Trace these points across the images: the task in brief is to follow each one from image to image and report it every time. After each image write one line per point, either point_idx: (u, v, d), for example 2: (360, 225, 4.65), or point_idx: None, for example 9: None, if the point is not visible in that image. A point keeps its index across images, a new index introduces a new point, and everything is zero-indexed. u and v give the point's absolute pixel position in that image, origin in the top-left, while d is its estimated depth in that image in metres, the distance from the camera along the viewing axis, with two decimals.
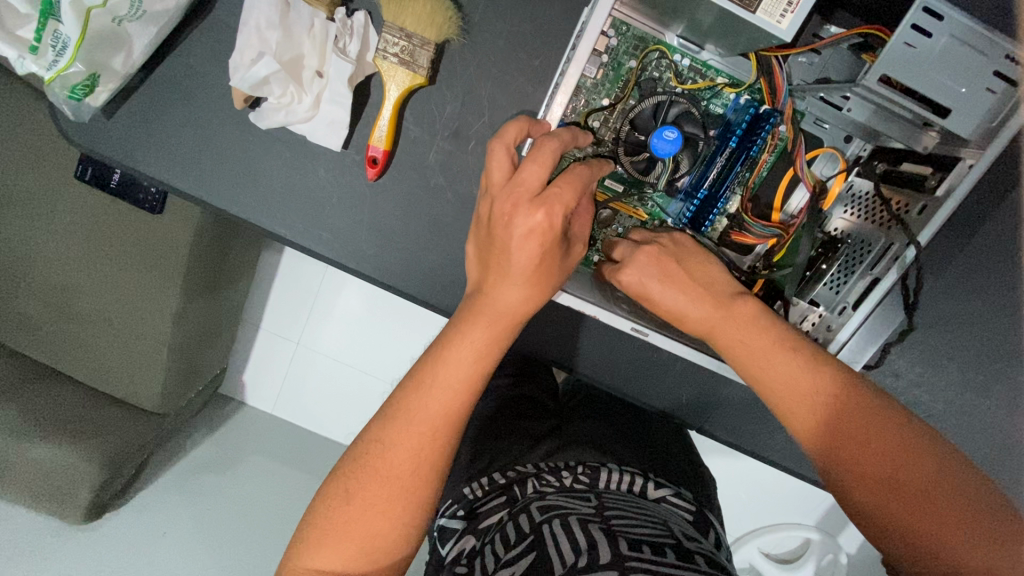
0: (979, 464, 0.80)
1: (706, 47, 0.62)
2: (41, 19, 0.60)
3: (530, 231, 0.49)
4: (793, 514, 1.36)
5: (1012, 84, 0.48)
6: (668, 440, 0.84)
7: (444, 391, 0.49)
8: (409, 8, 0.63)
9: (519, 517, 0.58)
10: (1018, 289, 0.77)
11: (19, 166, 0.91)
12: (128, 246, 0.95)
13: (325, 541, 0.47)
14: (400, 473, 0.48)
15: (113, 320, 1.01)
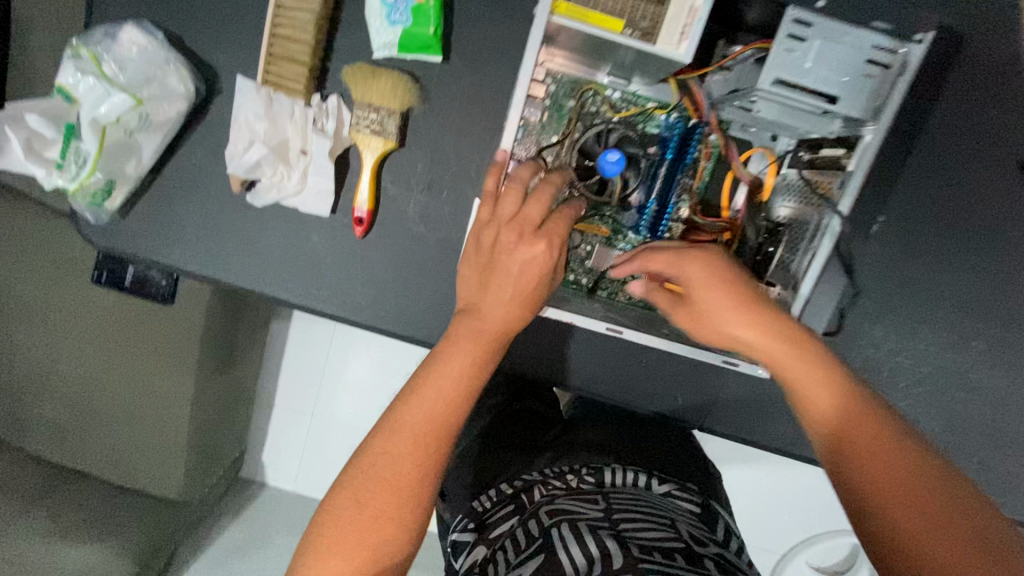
0: (962, 417, 0.85)
1: (632, 80, 0.71)
2: (66, 141, 0.72)
3: (529, 260, 0.57)
4: (832, 517, 1.34)
5: (884, 67, 0.55)
6: (670, 438, 0.88)
7: (443, 404, 0.54)
8: (374, 88, 0.73)
9: (530, 521, 0.61)
10: (978, 250, 0.81)
11: (40, 286, 1.03)
12: (145, 342, 1.05)
13: (327, 550, 0.50)
14: (405, 482, 0.52)
15: (135, 411, 1.09)
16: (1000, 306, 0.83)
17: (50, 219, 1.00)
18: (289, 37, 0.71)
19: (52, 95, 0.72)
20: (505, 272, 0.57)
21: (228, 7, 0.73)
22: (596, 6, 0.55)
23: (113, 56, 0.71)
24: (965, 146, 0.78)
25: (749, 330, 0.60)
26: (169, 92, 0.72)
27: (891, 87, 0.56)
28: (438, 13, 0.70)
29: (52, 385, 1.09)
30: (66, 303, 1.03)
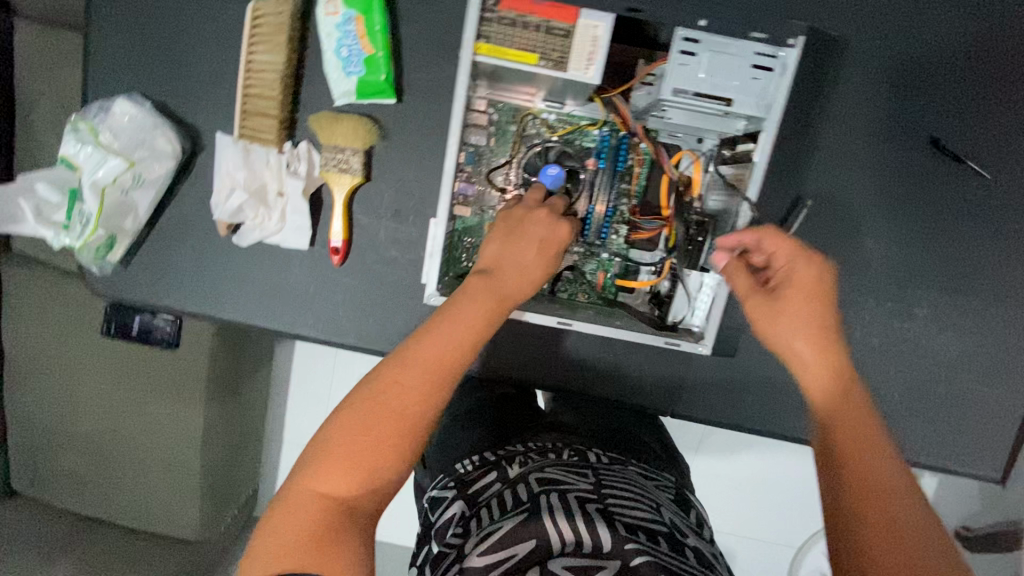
0: (910, 378, 0.93)
1: (566, 102, 0.80)
2: (70, 204, 0.82)
3: (544, 246, 0.69)
4: None
5: (766, 71, 0.64)
6: (639, 426, 0.96)
7: (455, 345, 0.59)
8: (338, 131, 0.82)
9: (516, 487, 0.67)
10: (905, 223, 0.89)
11: (75, 345, 1.20)
12: (162, 393, 1.21)
13: (332, 463, 0.53)
14: (413, 409, 0.55)
15: (157, 456, 1.25)
16: (925, 271, 0.90)
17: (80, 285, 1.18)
18: (260, 94, 0.80)
19: (56, 166, 0.82)
20: (518, 249, 0.68)
21: (205, 74, 0.82)
22: (516, 45, 0.64)
23: (106, 126, 0.81)
24: (877, 133, 0.86)
25: (809, 332, 0.63)
26: (158, 154, 0.81)
27: (775, 87, 0.65)
28: (388, 61, 0.79)
29: (85, 442, 1.25)
30: (93, 367, 1.21)
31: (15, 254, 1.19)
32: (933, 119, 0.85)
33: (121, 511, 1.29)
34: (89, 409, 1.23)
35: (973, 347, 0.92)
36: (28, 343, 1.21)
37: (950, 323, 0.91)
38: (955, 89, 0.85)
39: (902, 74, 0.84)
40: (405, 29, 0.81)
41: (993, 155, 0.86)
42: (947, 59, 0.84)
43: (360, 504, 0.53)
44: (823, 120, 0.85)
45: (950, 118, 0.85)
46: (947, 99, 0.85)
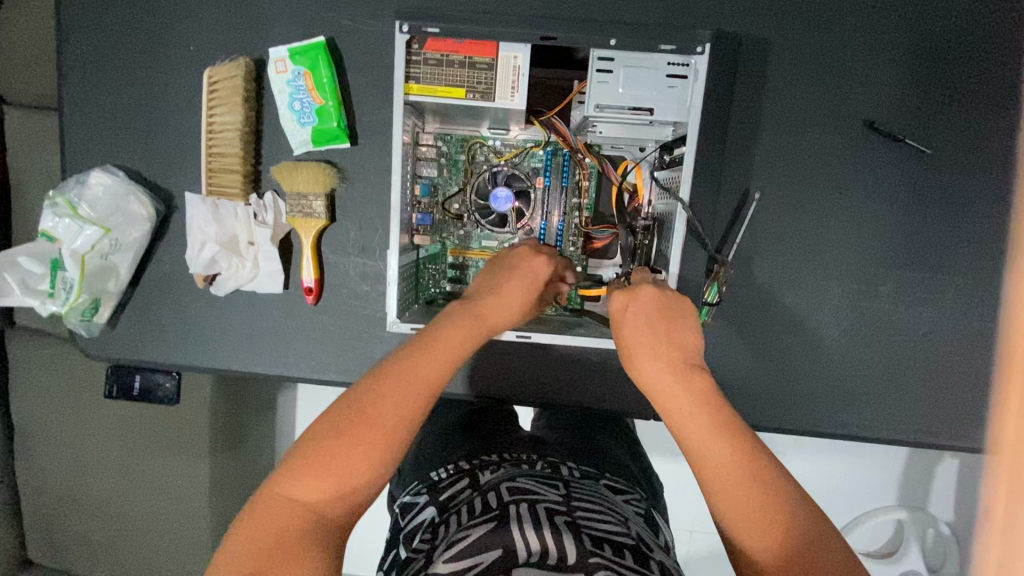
0: (890, 358, 0.93)
1: (510, 127, 0.84)
2: (54, 274, 0.86)
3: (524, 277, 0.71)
4: (855, 492, 1.34)
5: (681, 79, 0.69)
6: (616, 447, 1.03)
7: (435, 363, 0.61)
8: (298, 178, 0.86)
9: (487, 495, 0.72)
10: (862, 205, 0.90)
11: (77, 409, 1.24)
12: (164, 446, 1.25)
13: (306, 471, 0.55)
14: (385, 421, 0.57)
15: (165, 511, 1.28)
16: (885, 249, 0.91)
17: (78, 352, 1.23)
18: (222, 153, 0.86)
19: (38, 240, 0.87)
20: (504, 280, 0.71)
21: (173, 140, 0.88)
22: (444, 82, 0.70)
23: (83, 197, 0.86)
24: (819, 120, 0.88)
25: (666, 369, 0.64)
26: (134, 217, 0.86)
27: (691, 92, 0.69)
28: (338, 109, 0.84)
29: (95, 505, 1.29)
30: (98, 429, 1.25)
31: (18, 328, 1.25)
32: (865, 104, 0.88)
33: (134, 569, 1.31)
34: (96, 472, 1.27)
35: (944, 319, 0.92)
36: (35, 411, 1.25)
37: (918, 297, 0.92)
38: (883, 72, 0.87)
39: (830, 64, 0.87)
40: (352, 77, 0.86)
41: (929, 130, 0.88)
42: (870, 45, 0.86)
43: (330, 513, 0.55)
44: (760, 116, 0.88)
45: (880, 101, 0.88)
46: (881, 82, 0.87)
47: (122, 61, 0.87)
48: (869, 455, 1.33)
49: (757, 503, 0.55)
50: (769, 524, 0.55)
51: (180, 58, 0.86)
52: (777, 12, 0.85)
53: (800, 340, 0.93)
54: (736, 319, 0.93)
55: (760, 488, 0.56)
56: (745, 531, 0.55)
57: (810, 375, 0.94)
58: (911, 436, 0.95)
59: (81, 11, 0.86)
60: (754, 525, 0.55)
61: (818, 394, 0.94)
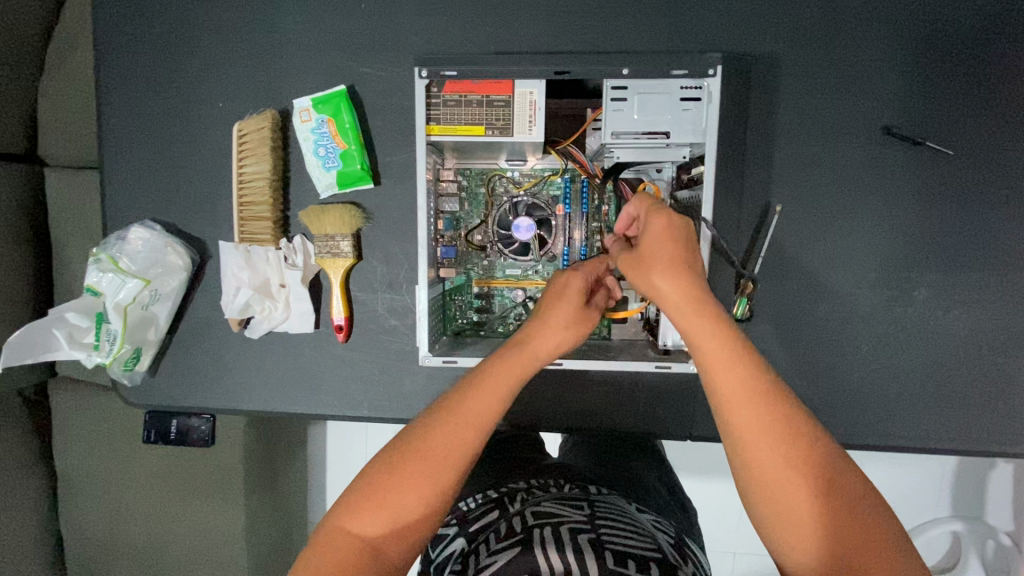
0: (929, 364, 0.91)
1: (527, 158, 0.86)
2: (97, 327, 0.89)
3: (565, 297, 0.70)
4: (903, 505, 1.29)
5: (696, 101, 0.70)
6: (647, 472, 1.04)
7: (487, 394, 0.62)
8: (326, 220, 0.88)
9: (514, 521, 0.75)
10: (886, 209, 0.89)
11: (117, 455, 1.27)
12: (201, 488, 1.26)
13: (362, 507, 0.56)
14: (436, 456, 0.58)
15: (204, 555, 1.29)
16: (915, 253, 0.90)
17: (117, 399, 1.27)
18: (253, 201, 0.89)
19: (82, 295, 0.90)
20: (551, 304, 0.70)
21: (205, 192, 0.92)
22: (463, 121, 0.72)
23: (124, 251, 0.90)
24: (834, 129, 0.88)
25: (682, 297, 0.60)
26: (172, 268, 0.90)
27: (706, 113, 0.70)
28: (361, 152, 0.87)
29: (137, 550, 1.30)
30: (137, 474, 1.27)
31: (60, 378, 1.29)
32: (880, 110, 0.88)
33: None
34: (137, 517, 1.29)
35: (983, 320, 0.90)
36: (78, 459, 1.28)
37: (954, 300, 0.90)
38: (894, 78, 0.87)
39: (840, 74, 0.87)
40: (373, 120, 0.89)
41: (948, 132, 0.88)
42: (879, 52, 0.87)
43: (387, 548, 0.56)
44: (774, 129, 0.88)
45: (895, 107, 0.88)
46: (894, 88, 0.87)
47: (157, 120, 0.92)
48: (913, 464, 1.28)
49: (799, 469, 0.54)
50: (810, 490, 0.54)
51: (210, 113, 0.91)
52: (782, 27, 0.87)
53: (834, 350, 0.91)
54: (767, 333, 0.91)
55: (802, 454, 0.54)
56: (788, 500, 0.54)
57: (849, 386, 0.92)
58: (961, 444, 0.91)
59: (118, 77, 0.92)
60: (796, 493, 0.54)
61: (858, 405, 0.92)
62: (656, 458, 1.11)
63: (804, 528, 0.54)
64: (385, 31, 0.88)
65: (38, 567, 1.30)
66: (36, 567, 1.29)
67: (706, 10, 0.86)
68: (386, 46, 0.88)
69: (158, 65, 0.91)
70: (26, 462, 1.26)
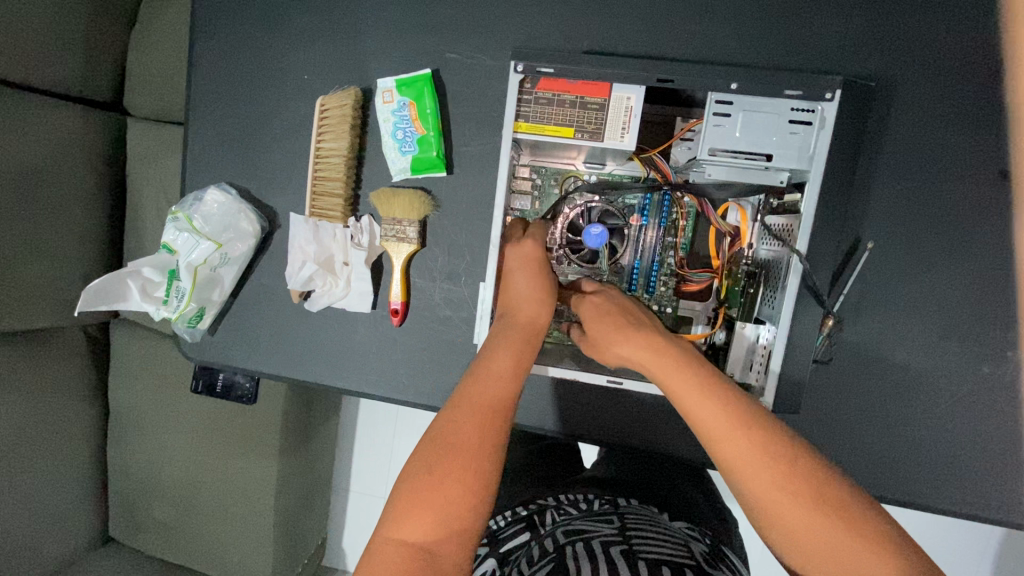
0: (1013, 428, 0.84)
1: (607, 163, 0.83)
2: (168, 283, 0.92)
3: (526, 268, 0.75)
4: (943, 562, 1.24)
5: (806, 124, 0.66)
6: (686, 487, 1.03)
7: (495, 375, 0.64)
8: (396, 204, 0.88)
9: (545, 541, 0.74)
10: (989, 258, 0.82)
11: (167, 400, 1.33)
12: (239, 442, 1.31)
13: (407, 511, 0.54)
14: (467, 443, 0.57)
15: (236, 507, 1.34)
16: (1014, 310, 0.82)
17: (173, 348, 1.32)
18: (327, 177, 0.89)
19: (158, 251, 0.93)
20: (517, 278, 0.75)
21: (281, 162, 0.93)
22: (553, 121, 0.70)
23: (199, 212, 0.92)
24: (943, 165, 0.81)
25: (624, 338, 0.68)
26: (242, 234, 0.91)
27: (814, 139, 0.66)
28: (438, 139, 0.86)
29: (176, 491, 1.37)
30: (182, 420, 1.33)
31: (123, 320, 1.35)
32: (998, 152, 0.80)
33: (205, 553, 1.39)
34: (179, 462, 1.35)
35: None
36: (131, 399, 1.35)
37: None
38: (1018, 118, 0.80)
39: (960, 108, 0.80)
40: (453, 108, 0.88)
41: None
42: (1009, 88, 0.79)
43: (442, 554, 0.53)
44: (876, 160, 0.82)
45: (1018, 150, 0.80)
46: (1017, 129, 0.80)
47: (242, 86, 0.93)
48: (956, 520, 1.23)
49: (787, 488, 0.53)
50: (804, 502, 0.53)
51: (294, 85, 0.91)
52: (900, 51, 0.80)
53: (907, 402, 0.85)
54: (836, 373, 0.86)
55: (785, 468, 0.54)
56: (787, 518, 0.53)
57: (917, 440, 0.86)
58: None
59: (209, 38, 0.93)
60: (796, 512, 0.53)
61: (924, 462, 0.86)
62: (698, 473, 1.08)
63: (814, 544, 0.52)
64: (476, 18, 0.86)
65: (86, 494, 1.38)
66: (85, 494, 1.37)
67: (817, 25, 0.80)
68: (476, 33, 0.86)
69: (249, 31, 0.92)
70: (84, 395, 1.33)
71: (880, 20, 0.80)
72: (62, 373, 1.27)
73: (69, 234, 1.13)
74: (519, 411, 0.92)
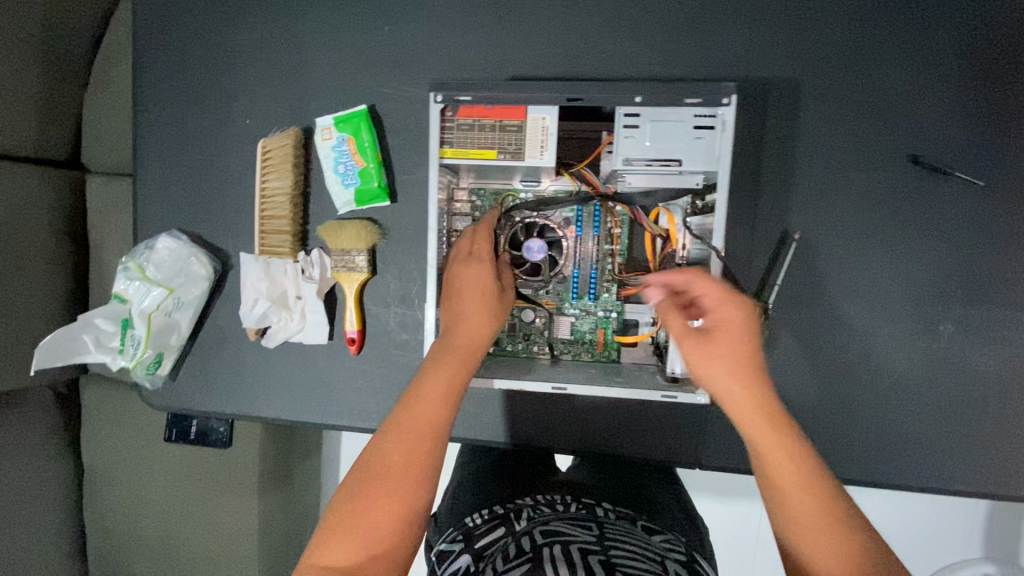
0: (953, 399, 0.87)
1: (543, 180, 0.86)
2: (123, 332, 0.93)
3: (473, 290, 0.77)
4: (920, 539, 1.27)
5: (710, 129, 0.70)
6: (660, 489, 1.04)
7: (430, 400, 0.65)
8: (343, 235, 0.90)
9: (522, 539, 0.75)
10: (911, 238, 0.87)
11: (140, 450, 1.32)
12: (215, 486, 1.30)
13: (335, 536, 0.57)
14: (396, 469, 0.60)
15: (217, 553, 1.32)
16: (940, 286, 0.87)
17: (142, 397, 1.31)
18: (274, 216, 0.92)
19: (111, 301, 0.94)
20: (463, 300, 0.77)
21: (229, 204, 0.96)
22: (476, 145, 0.74)
23: (151, 260, 0.94)
24: (857, 156, 0.86)
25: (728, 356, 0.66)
26: (195, 277, 0.93)
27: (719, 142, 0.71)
28: (378, 170, 0.89)
29: (154, 543, 1.34)
30: (157, 469, 1.31)
31: (91, 375, 1.35)
32: (905, 139, 0.86)
33: None
34: (156, 514, 1.33)
35: (1008, 357, 0.87)
36: (103, 454, 1.33)
37: (979, 335, 0.87)
38: (920, 106, 0.85)
39: (865, 101, 0.86)
40: (393, 140, 0.92)
41: (974, 163, 0.85)
42: (906, 79, 0.85)
43: None
44: (793, 156, 0.87)
45: (922, 137, 0.86)
46: (918, 118, 0.85)
47: (189, 135, 0.96)
48: (928, 496, 1.26)
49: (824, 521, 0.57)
50: (840, 543, 0.56)
51: (239, 130, 0.95)
52: (804, 55, 0.86)
53: (852, 383, 0.89)
54: (781, 361, 0.89)
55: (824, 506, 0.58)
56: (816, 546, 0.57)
57: (866, 418, 0.89)
58: (983, 488, 0.88)
59: (154, 91, 0.96)
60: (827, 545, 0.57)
61: (875, 439, 0.89)
62: (669, 477, 1.10)
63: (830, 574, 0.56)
64: (407, 54, 0.90)
65: (62, 556, 1.35)
66: (60, 556, 1.34)
67: (726, 36, 0.86)
68: (407, 68, 0.90)
69: (193, 81, 0.95)
70: (55, 455, 1.31)
71: (782, 27, 0.85)
72: (30, 432, 1.25)
73: (31, 293, 1.13)
74: (482, 426, 0.93)
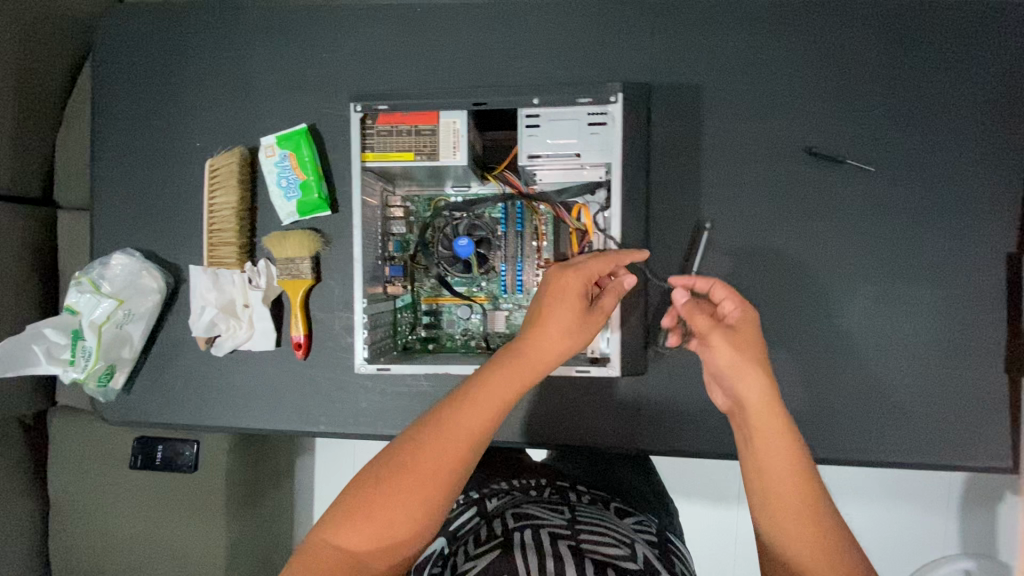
0: (872, 370, 0.92)
1: (472, 184, 0.93)
2: (74, 344, 0.97)
3: (565, 304, 0.71)
4: (881, 521, 1.29)
5: (601, 125, 0.80)
6: (631, 473, 1.08)
7: (480, 413, 0.65)
8: (287, 244, 0.96)
9: (495, 521, 0.79)
10: (816, 222, 0.93)
11: (104, 479, 1.32)
12: (180, 510, 1.30)
13: (351, 520, 0.60)
14: (429, 470, 0.62)
15: None
16: (848, 265, 0.93)
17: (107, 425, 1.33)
18: (220, 229, 0.98)
19: (63, 314, 0.99)
20: (556, 312, 0.71)
21: (181, 223, 1.01)
22: (395, 149, 0.82)
23: (104, 276, 0.99)
24: (759, 151, 0.94)
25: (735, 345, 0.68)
26: (145, 290, 0.98)
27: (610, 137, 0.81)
28: (318, 182, 0.96)
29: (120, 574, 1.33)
30: (122, 497, 1.32)
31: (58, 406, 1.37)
32: (800, 133, 0.94)
33: None
34: (123, 544, 1.32)
35: (918, 328, 0.92)
36: (66, 485, 1.33)
37: (888, 308, 0.92)
38: (811, 103, 0.94)
39: (760, 101, 0.94)
40: (333, 155, 0.99)
41: (866, 152, 0.93)
42: (796, 80, 0.94)
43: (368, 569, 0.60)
44: (701, 154, 0.94)
45: (816, 131, 0.94)
46: (810, 114, 0.94)
47: (145, 162, 1.03)
48: (884, 478, 1.28)
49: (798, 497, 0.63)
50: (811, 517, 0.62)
51: (190, 154, 1.01)
52: (703, 63, 0.94)
53: (777, 362, 0.94)
54: None
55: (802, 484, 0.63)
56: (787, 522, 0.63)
57: (793, 394, 0.93)
58: (912, 454, 0.92)
59: (112, 124, 1.04)
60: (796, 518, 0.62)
61: (805, 414, 0.93)
62: (642, 462, 1.12)
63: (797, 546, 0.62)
64: (343, 77, 0.98)
65: None
66: None
67: (630, 52, 0.95)
68: (344, 90, 0.98)
69: (148, 113, 1.03)
70: (20, 488, 1.31)
71: (680, 40, 0.94)
72: None
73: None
74: None
